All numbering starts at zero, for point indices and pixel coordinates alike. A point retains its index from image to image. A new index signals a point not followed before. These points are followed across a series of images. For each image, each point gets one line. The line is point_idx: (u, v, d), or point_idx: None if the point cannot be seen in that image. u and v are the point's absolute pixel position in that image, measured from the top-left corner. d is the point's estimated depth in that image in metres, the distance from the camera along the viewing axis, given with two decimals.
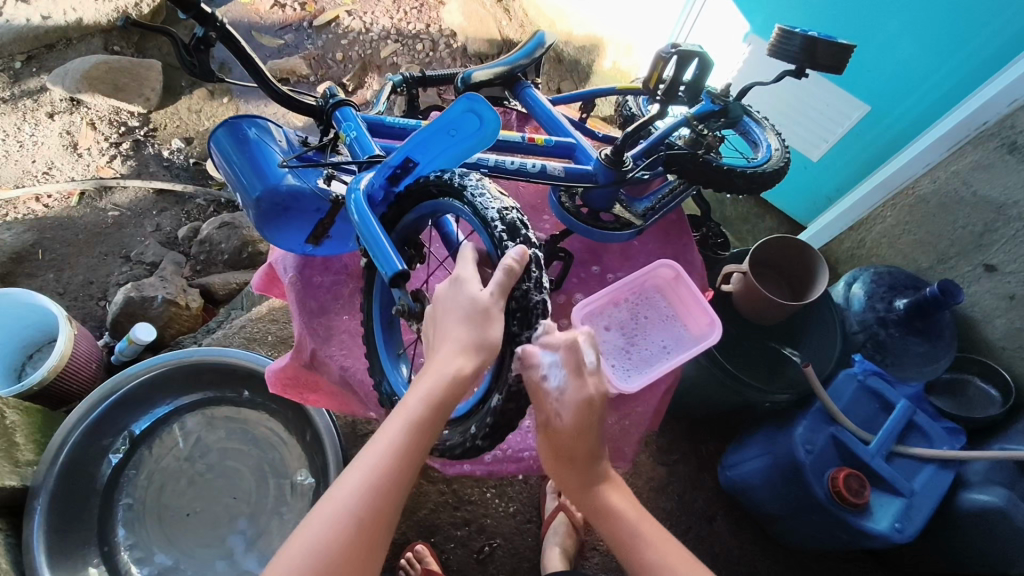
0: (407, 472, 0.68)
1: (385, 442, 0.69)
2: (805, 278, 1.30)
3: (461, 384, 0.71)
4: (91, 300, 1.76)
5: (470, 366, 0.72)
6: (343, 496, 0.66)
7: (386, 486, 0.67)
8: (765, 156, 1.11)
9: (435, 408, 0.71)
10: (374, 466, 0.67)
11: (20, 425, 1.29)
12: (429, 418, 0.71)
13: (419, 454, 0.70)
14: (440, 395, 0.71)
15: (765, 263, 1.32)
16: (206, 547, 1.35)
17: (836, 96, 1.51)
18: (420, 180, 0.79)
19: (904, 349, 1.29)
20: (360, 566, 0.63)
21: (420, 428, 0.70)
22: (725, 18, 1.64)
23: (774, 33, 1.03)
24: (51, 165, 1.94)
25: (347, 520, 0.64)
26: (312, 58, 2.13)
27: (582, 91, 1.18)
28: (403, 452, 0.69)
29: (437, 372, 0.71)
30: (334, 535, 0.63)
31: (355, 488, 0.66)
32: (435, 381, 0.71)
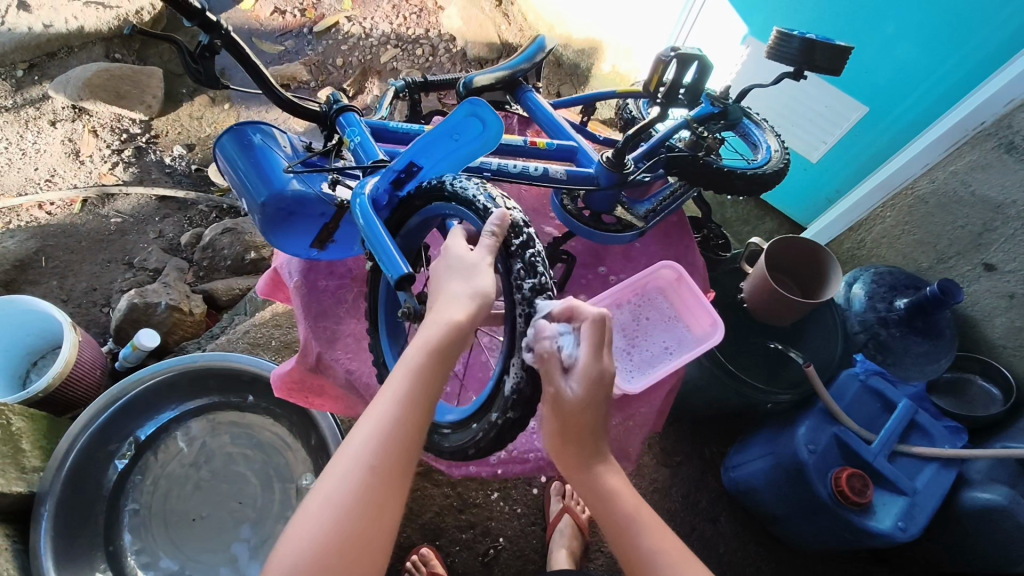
0: (417, 420, 0.67)
1: (392, 395, 0.68)
2: (815, 273, 1.30)
3: (464, 328, 0.70)
4: (94, 307, 1.77)
5: (466, 313, 0.71)
6: (355, 450, 0.65)
7: (396, 438, 0.66)
8: (765, 158, 1.12)
9: (438, 355, 0.69)
10: (382, 418, 0.66)
11: (27, 431, 1.30)
12: (433, 364, 0.69)
13: (428, 403, 0.69)
14: (443, 341, 0.69)
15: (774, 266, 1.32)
16: (212, 552, 1.36)
17: (835, 97, 1.52)
18: (421, 185, 0.80)
19: (904, 348, 1.28)
20: (383, 513, 0.63)
21: (426, 377, 0.69)
22: (724, 21, 1.65)
23: (773, 35, 1.04)
24: (54, 172, 1.95)
25: (360, 471, 0.63)
26: (312, 64, 2.15)
27: (583, 94, 1.18)
28: (410, 402, 0.67)
29: (438, 319, 0.70)
30: (350, 489, 0.63)
31: (363, 442, 0.65)
32: (438, 328, 0.69)
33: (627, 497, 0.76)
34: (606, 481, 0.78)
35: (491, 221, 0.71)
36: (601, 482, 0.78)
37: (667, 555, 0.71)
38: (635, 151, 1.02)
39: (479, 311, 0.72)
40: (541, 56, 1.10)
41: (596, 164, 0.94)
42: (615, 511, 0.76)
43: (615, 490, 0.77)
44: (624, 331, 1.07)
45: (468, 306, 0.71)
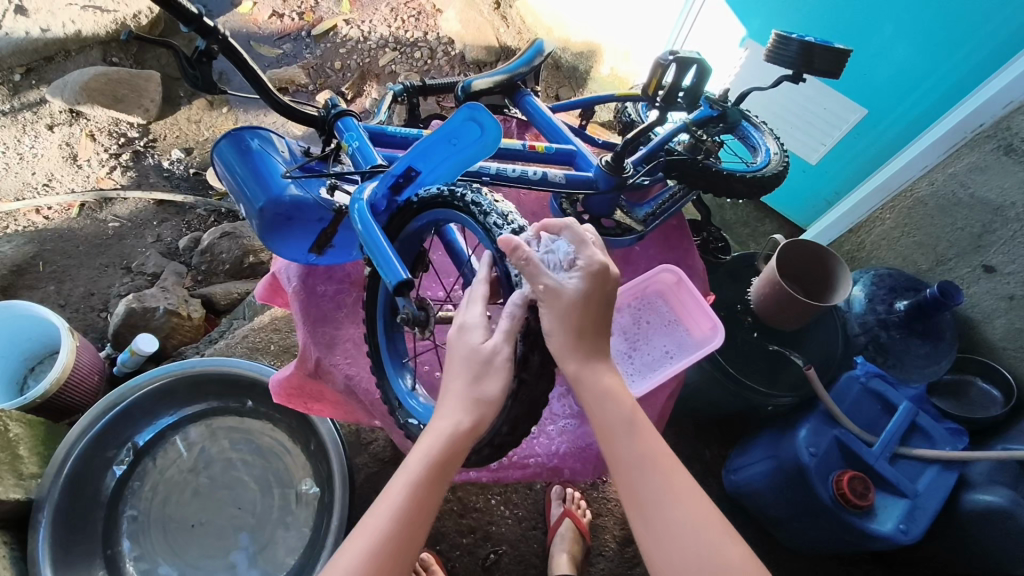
0: (410, 536, 0.67)
1: (386, 506, 0.68)
2: (818, 276, 1.28)
3: (464, 440, 0.70)
4: (92, 312, 1.76)
5: (468, 420, 0.71)
6: (345, 566, 0.65)
7: (388, 553, 0.66)
8: (765, 161, 1.11)
9: (436, 468, 0.70)
10: (376, 533, 0.66)
11: (24, 437, 1.30)
12: (431, 478, 0.69)
13: (424, 517, 0.69)
14: (440, 453, 0.70)
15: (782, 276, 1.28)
16: (211, 559, 1.35)
17: (834, 99, 1.52)
18: (426, 192, 0.79)
19: (905, 350, 1.29)
20: None
21: (423, 491, 0.69)
22: (721, 23, 1.65)
23: (771, 38, 1.03)
24: (51, 176, 1.94)
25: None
26: (310, 67, 2.15)
27: (582, 98, 1.18)
28: (405, 516, 0.67)
29: (435, 432, 0.71)
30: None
31: (356, 554, 0.65)
32: (435, 442, 0.70)
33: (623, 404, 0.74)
34: (602, 382, 0.73)
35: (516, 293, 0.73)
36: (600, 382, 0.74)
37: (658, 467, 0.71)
38: (634, 155, 1.00)
39: (481, 418, 0.71)
40: (540, 59, 1.09)
41: (595, 168, 0.94)
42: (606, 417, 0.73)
43: (611, 391, 0.73)
44: (627, 334, 1.06)
45: (467, 411, 0.71)
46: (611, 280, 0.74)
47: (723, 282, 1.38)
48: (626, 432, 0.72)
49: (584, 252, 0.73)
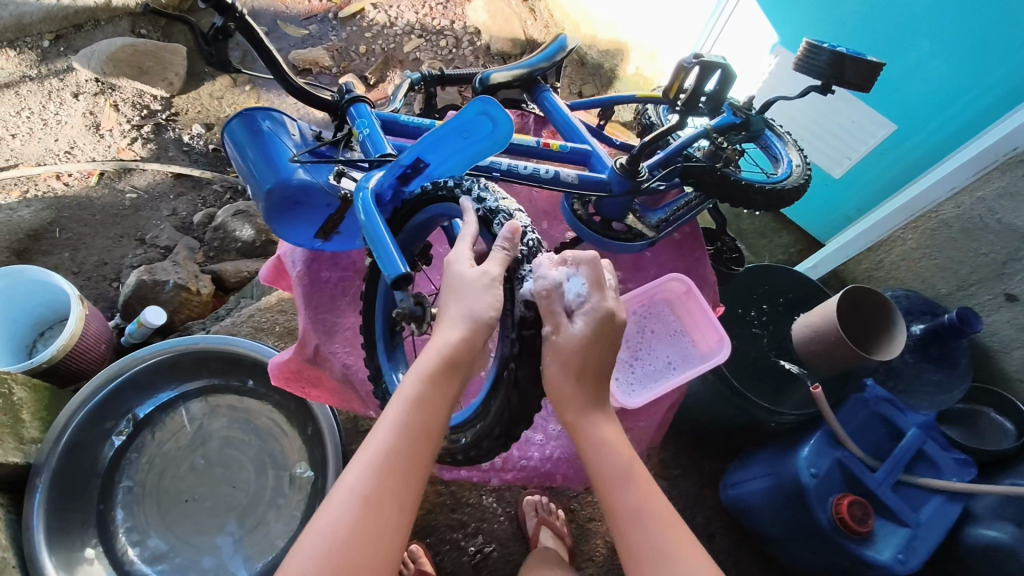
0: (414, 451, 0.68)
1: (388, 424, 0.69)
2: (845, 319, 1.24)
3: (462, 350, 0.70)
4: (104, 281, 1.78)
5: (462, 335, 0.69)
6: (351, 481, 0.66)
7: (391, 468, 0.67)
8: (785, 172, 1.09)
9: (433, 382, 0.70)
10: (377, 449, 0.67)
11: (28, 402, 1.32)
12: (427, 396, 0.70)
13: (426, 433, 0.69)
14: (438, 369, 0.70)
15: (861, 314, 1.24)
16: (202, 535, 1.35)
17: (864, 113, 1.48)
18: (432, 186, 0.77)
19: (916, 375, 1.29)
20: (389, 521, 0.65)
21: (422, 405, 0.69)
22: (754, 28, 1.61)
23: (802, 45, 1.00)
24: (73, 144, 1.95)
25: (354, 501, 0.64)
26: (335, 50, 2.13)
27: (603, 96, 1.14)
28: (405, 431, 0.68)
29: (433, 347, 0.70)
30: (346, 518, 0.64)
31: (360, 470, 0.66)
32: (432, 357, 0.69)
33: (622, 453, 0.75)
34: (599, 432, 0.75)
35: (500, 237, 0.70)
36: (597, 432, 0.75)
37: (659, 522, 0.71)
38: (650, 158, 0.98)
39: (476, 333, 0.70)
40: (561, 55, 1.07)
41: (610, 170, 0.91)
42: (605, 463, 0.73)
43: (609, 442, 0.75)
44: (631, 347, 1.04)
45: (463, 326, 0.69)
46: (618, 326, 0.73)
47: (736, 295, 1.34)
48: (625, 485, 0.72)
49: (594, 294, 0.71)
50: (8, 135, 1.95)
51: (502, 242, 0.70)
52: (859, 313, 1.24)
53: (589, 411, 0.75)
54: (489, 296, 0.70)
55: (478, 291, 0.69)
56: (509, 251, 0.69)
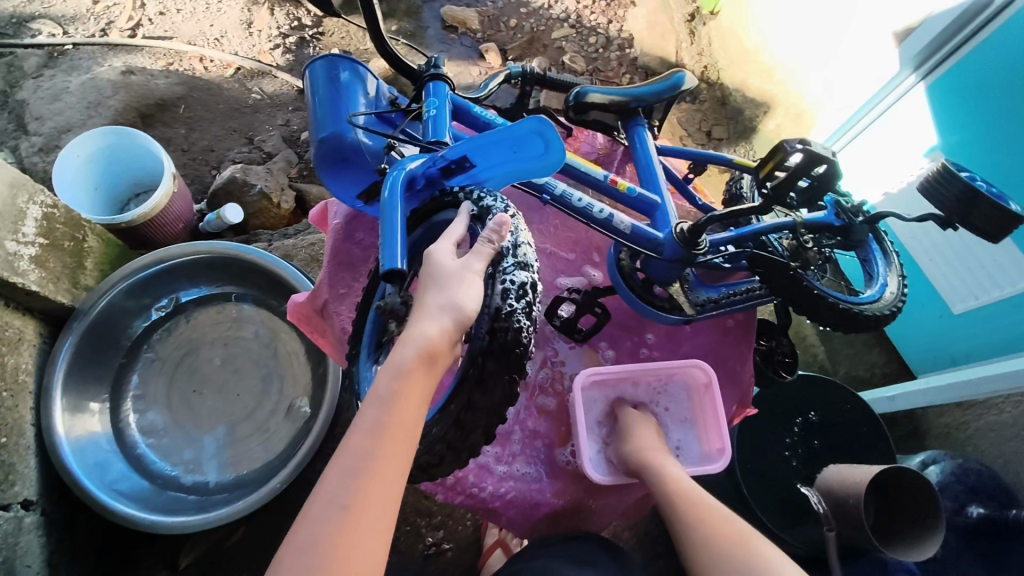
0: (396, 451, 0.60)
1: (363, 425, 0.61)
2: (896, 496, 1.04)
3: (444, 341, 0.63)
4: (205, 166, 1.89)
5: (441, 330, 0.63)
6: (327, 495, 0.57)
7: (371, 473, 0.58)
8: (873, 295, 0.96)
9: (412, 375, 0.62)
10: (355, 454, 0.59)
11: (94, 252, 1.42)
12: (407, 390, 0.62)
13: (407, 430, 0.61)
14: (416, 362, 0.62)
15: (910, 513, 1.01)
16: (197, 427, 1.42)
17: (1010, 254, 1.28)
18: (445, 194, 0.73)
19: (955, 565, 1.12)
20: (374, 529, 0.57)
21: (400, 400, 0.61)
22: (914, 126, 1.44)
23: (936, 165, 0.90)
24: (224, 34, 2.06)
25: (330, 515, 0.56)
26: (486, 16, 2.11)
27: (699, 149, 1.05)
28: (380, 429, 0.60)
29: (410, 338, 0.63)
30: (323, 536, 0.55)
31: (337, 480, 0.58)
32: (409, 349, 0.62)
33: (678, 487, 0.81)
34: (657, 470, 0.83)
35: (487, 228, 0.67)
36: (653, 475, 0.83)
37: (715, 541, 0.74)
38: (720, 232, 0.90)
39: (458, 328, 0.64)
40: (672, 95, 0.99)
41: (668, 232, 0.84)
42: (659, 477, 0.83)
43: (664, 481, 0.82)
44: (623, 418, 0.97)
45: (445, 320, 0.63)
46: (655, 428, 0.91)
47: (780, 400, 1.21)
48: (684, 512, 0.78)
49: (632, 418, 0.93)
50: (174, 9, 2.09)
51: (489, 235, 0.67)
52: (909, 510, 1.01)
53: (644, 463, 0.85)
54: (475, 290, 0.65)
55: (465, 297, 0.64)
56: (496, 244, 0.67)
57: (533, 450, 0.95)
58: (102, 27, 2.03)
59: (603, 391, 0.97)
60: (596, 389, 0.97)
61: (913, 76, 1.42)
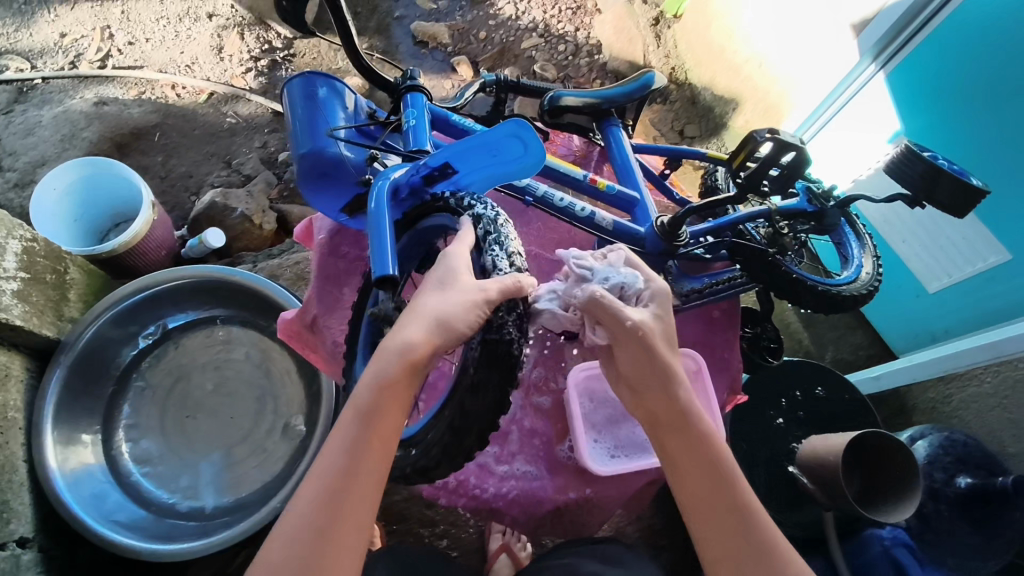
0: (373, 464, 0.61)
1: (341, 437, 0.62)
2: (878, 470, 1.10)
3: (424, 357, 0.64)
4: (185, 193, 1.88)
5: (425, 336, 0.64)
6: (300, 514, 0.59)
7: (344, 491, 0.60)
8: (850, 276, 0.99)
9: (390, 392, 0.63)
10: (330, 472, 0.60)
11: (77, 283, 1.41)
12: (383, 409, 0.63)
13: (382, 447, 0.63)
14: (397, 376, 0.63)
15: (893, 488, 1.07)
16: (192, 452, 1.41)
17: (977, 230, 1.33)
18: (430, 200, 0.75)
19: (949, 532, 1.15)
20: (345, 547, 0.59)
21: (376, 418, 0.63)
22: (879, 112, 1.48)
23: (901, 146, 0.93)
24: (195, 60, 2.07)
25: (305, 533, 0.58)
26: (457, 30, 2.14)
27: (672, 146, 1.07)
28: (357, 442, 0.62)
29: (391, 347, 0.63)
30: (301, 550, 0.57)
31: (315, 493, 0.60)
32: (391, 360, 0.63)
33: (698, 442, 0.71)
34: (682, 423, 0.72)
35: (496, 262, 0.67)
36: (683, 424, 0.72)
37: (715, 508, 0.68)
38: (698, 224, 0.92)
39: (443, 340, 0.64)
40: (644, 94, 1.01)
41: (649, 226, 0.87)
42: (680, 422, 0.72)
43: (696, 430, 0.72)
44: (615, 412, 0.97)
45: (429, 327, 0.64)
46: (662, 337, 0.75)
47: (770, 385, 1.23)
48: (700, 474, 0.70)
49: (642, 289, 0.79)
50: (142, 37, 2.09)
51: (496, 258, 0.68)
52: (895, 484, 1.06)
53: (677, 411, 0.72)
54: (468, 305, 0.64)
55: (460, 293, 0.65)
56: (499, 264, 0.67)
57: (532, 448, 0.97)
58: (71, 60, 2.03)
59: (596, 387, 0.99)
60: (588, 385, 0.99)
61: (873, 66, 1.47)
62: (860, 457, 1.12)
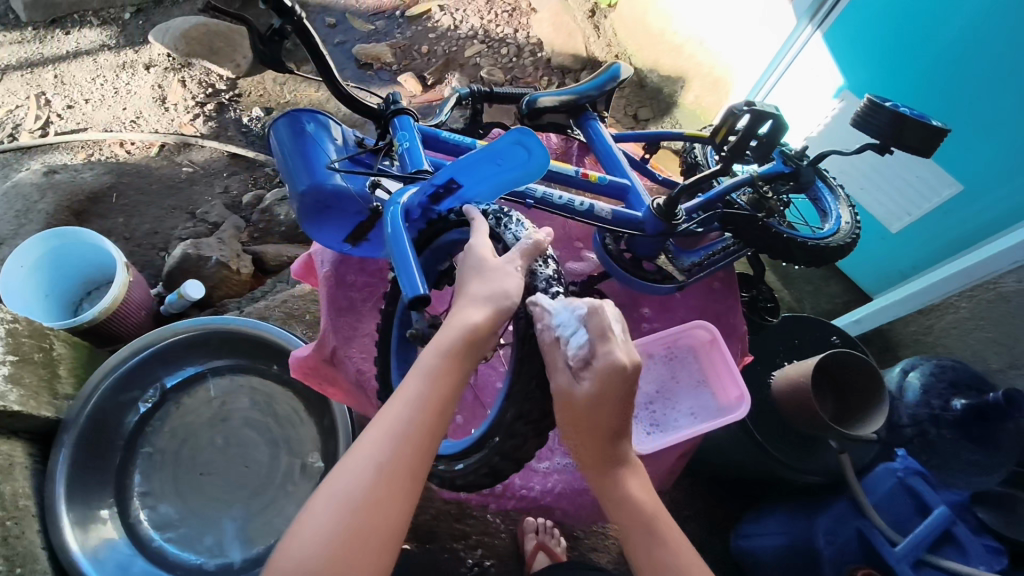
0: (433, 425, 0.67)
1: (406, 394, 0.68)
2: (845, 380, 1.20)
3: (481, 333, 0.70)
4: (152, 250, 1.83)
5: (487, 316, 0.70)
6: (367, 449, 0.65)
7: (408, 437, 0.66)
8: (833, 228, 1.04)
9: (453, 358, 0.69)
10: (397, 419, 0.67)
11: (65, 358, 1.37)
12: (446, 369, 0.69)
13: (443, 405, 0.69)
14: (457, 345, 0.69)
15: (862, 398, 1.17)
16: (212, 507, 1.39)
17: (929, 168, 1.42)
18: (445, 218, 0.80)
19: (954, 454, 1.21)
20: (402, 484, 0.64)
21: (440, 379, 0.69)
22: (820, 71, 1.57)
23: (863, 102, 1.00)
24: (139, 114, 2.03)
25: (372, 466, 0.64)
26: (398, 48, 2.15)
27: (649, 130, 1.13)
28: (422, 401, 0.67)
29: (455, 324, 0.70)
30: (362, 483, 0.63)
31: (378, 439, 0.65)
32: (454, 331, 0.69)
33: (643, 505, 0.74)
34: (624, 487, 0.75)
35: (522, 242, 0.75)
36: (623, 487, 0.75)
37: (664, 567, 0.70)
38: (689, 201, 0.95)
39: (499, 315, 0.71)
40: (614, 86, 1.05)
41: (646, 209, 0.91)
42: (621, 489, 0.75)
43: (634, 497, 0.74)
44: (649, 396, 1.05)
45: (488, 307, 0.70)
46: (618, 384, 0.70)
47: (767, 347, 1.29)
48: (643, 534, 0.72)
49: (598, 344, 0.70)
50: (81, 99, 2.04)
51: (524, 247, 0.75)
52: (862, 395, 1.17)
53: (613, 466, 0.75)
54: (516, 280, 0.72)
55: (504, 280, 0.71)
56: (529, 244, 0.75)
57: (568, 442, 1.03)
58: (10, 132, 1.96)
59: None
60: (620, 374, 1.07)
61: (809, 28, 1.55)
62: (831, 377, 1.22)
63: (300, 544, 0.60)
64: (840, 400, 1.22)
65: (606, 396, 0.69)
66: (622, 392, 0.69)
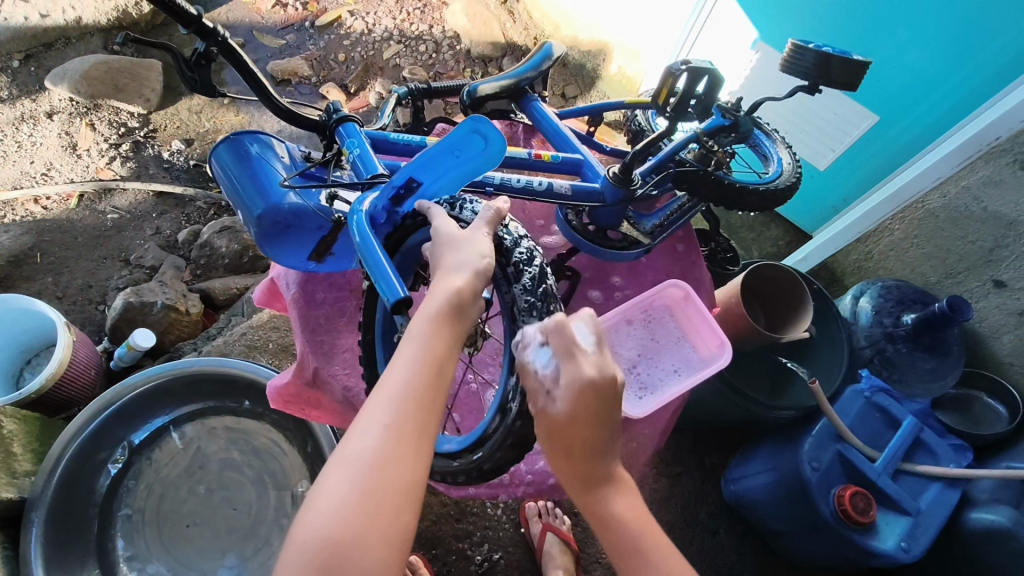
0: (431, 386, 0.66)
1: (402, 358, 0.68)
2: (770, 291, 1.27)
3: (465, 293, 0.72)
4: (90, 305, 1.74)
5: (467, 280, 0.72)
6: (373, 416, 0.64)
7: (412, 397, 0.65)
8: (777, 170, 1.10)
9: (443, 320, 0.70)
10: (398, 383, 0.66)
11: (18, 434, 1.28)
12: (439, 329, 0.69)
13: (443, 365, 0.68)
14: (443, 310, 0.70)
15: (788, 300, 1.23)
16: (206, 557, 1.34)
17: (844, 104, 1.50)
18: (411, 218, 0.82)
19: (911, 365, 1.30)
20: (412, 443, 0.63)
21: (434, 341, 0.68)
22: (733, 26, 1.63)
23: (788, 47, 1.04)
24: (50, 166, 1.91)
25: (379, 430, 0.62)
26: (314, 59, 2.10)
27: (590, 104, 1.16)
28: (420, 360, 0.67)
29: (437, 292, 0.71)
30: (372, 446, 0.62)
31: (381, 403, 0.64)
32: (439, 298, 0.71)
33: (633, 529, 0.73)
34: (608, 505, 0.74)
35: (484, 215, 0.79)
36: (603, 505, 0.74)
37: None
38: (642, 166, 1.00)
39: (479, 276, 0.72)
40: (548, 64, 1.09)
41: (603, 179, 0.94)
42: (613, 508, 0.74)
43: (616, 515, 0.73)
44: (633, 360, 1.07)
45: (466, 272, 0.72)
46: (602, 390, 0.71)
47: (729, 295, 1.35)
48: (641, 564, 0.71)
49: (567, 365, 0.72)
50: None
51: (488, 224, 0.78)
52: (788, 297, 1.23)
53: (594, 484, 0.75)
54: (487, 244, 0.76)
55: (472, 246, 0.75)
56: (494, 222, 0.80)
57: None
58: None
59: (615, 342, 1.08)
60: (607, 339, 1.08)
61: None
62: (762, 292, 1.29)
63: (318, 518, 0.59)
64: (771, 311, 1.28)
65: (580, 415, 0.71)
66: (593, 404, 0.71)
